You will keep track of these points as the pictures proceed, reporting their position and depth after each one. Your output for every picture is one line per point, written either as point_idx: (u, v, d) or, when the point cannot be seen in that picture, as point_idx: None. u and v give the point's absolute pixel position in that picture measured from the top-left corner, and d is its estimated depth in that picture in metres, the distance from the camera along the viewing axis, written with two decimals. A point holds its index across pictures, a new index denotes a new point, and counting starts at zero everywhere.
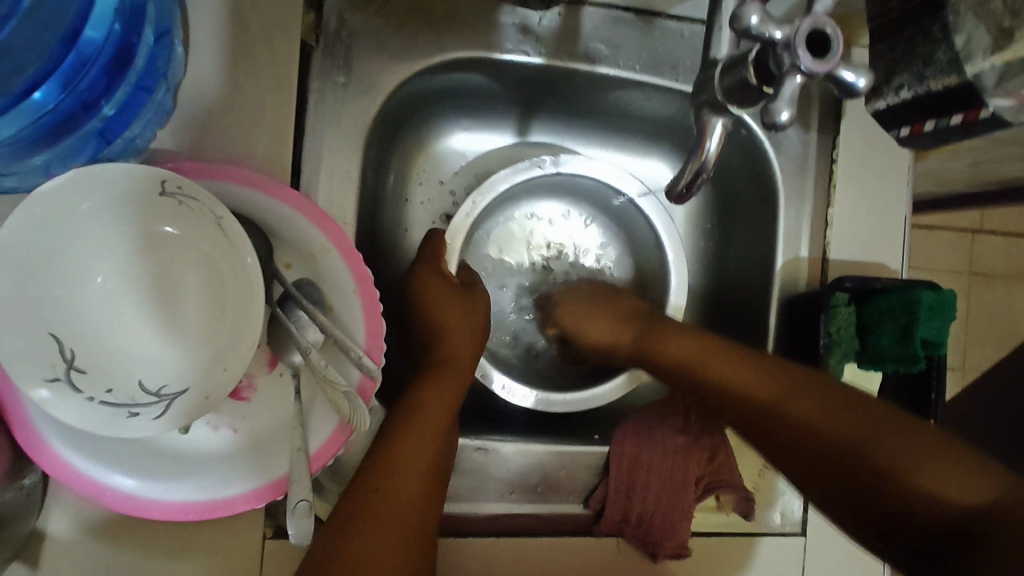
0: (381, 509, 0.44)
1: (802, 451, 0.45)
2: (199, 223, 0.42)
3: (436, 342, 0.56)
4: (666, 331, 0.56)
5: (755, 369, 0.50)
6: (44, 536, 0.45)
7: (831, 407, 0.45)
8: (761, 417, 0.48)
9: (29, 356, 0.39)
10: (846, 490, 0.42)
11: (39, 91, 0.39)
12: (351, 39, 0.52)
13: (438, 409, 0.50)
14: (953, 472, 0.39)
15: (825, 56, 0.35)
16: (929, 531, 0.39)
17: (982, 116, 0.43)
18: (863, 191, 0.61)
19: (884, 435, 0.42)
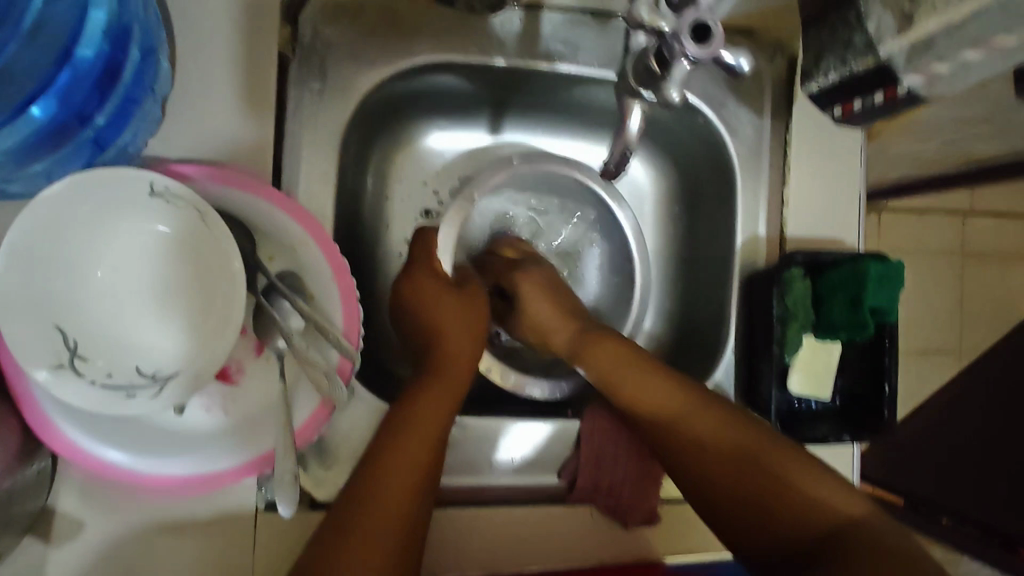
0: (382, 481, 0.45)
1: (712, 478, 0.49)
2: (184, 221, 0.47)
3: (432, 345, 0.56)
4: (595, 336, 0.59)
5: (662, 386, 0.53)
6: (55, 512, 0.49)
7: (735, 431, 0.50)
8: (676, 437, 0.51)
9: (36, 344, 0.43)
10: (731, 502, 0.48)
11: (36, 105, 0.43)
12: (325, 48, 0.55)
13: (443, 390, 0.52)
14: (822, 484, 0.46)
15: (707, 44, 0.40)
16: (809, 546, 0.44)
17: (900, 93, 0.44)
18: (816, 172, 0.64)
19: (770, 450, 0.48)
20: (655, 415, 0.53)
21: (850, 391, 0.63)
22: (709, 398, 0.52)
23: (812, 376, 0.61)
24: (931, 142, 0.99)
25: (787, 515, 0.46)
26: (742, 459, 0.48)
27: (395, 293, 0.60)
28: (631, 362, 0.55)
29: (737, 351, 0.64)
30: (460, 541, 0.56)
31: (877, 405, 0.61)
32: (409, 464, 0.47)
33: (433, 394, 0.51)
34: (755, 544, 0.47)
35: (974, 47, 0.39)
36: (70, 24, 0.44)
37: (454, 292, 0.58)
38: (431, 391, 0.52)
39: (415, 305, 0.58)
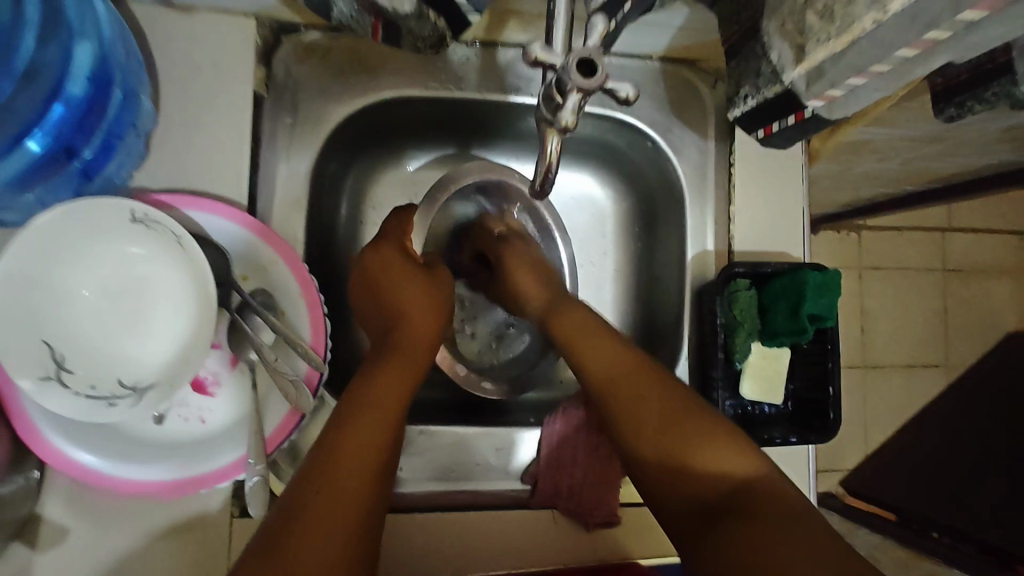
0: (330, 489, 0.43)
1: (639, 425, 0.50)
2: (164, 245, 0.51)
3: (394, 326, 0.58)
4: (564, 307, 0.62)
5: (608, 350, 0.56)
6: (40, 519, 0.52)
7: (667, 392, 0.51)
8: (610, 389, 0.53)
9: (26, 360, 0.47)
10: (650, 465, 0.49)
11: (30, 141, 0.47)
12: (296, 86, 0.61)
13: (389, 393, 0.50)
14: (731, 448, 0.47)
15: (593, 76, 0.37)
16: (716, 502, 0.45)
17: (807, 116, 0.49)
18: (760, 189, 0.69)
19: (692, 417, 0.49)
20: (599, 379, 0.54)
21: (802, 397, 0.65)
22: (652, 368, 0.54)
23: (763, 381, 0.63)
24: (890, 162, 1.03)
25: (700, 472, 0.46)
26: (671, 417, 0.50)
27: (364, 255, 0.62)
28: (591, 332, 0.58)
29: (691, 359, 0.68)
30: (427, 542, 0.59)
31: (824, 407, 0.64)
32: (371, 442, 0.47)
33: (382, 397, 0.49)
34: (669, 503, 0.47)
35: (860, 72, 0.41)
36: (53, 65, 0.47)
37: (421, 273, 0.62)
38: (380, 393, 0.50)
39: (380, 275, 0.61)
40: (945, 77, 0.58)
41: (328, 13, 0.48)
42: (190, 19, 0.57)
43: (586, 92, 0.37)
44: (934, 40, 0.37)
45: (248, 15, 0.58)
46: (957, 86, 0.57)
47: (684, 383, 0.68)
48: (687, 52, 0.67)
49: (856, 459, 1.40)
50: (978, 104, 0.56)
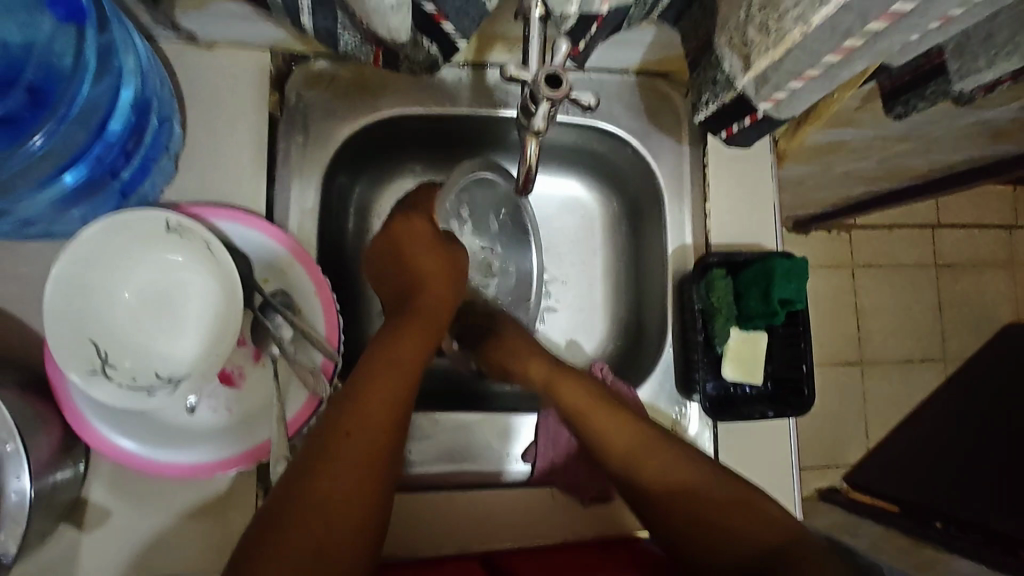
0: (308, 502, 0.46)
1: (671, 508, 0.56)
2: (194, 251, 0.57)
3: (411, 292, 0.64)
4: (561, 371, 0.67)
5: (618, 423, 0.61)
6: (87, 501, 0.58)
7: (686, 468, 0.57)
8: (629, 467, 0.59)
9: (76, 354, 0.53)
10: (682, 533, 0.55)
11: (69, 174, 0.53)
12: (307, 107, 0.67)
13: (381, 402, 0.52)
14: (767, 523, 0.53)
15: (559, 87, 0.44)
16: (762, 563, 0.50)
17: (760, 116, 0.55)
18: (732, 186, 0.74)
19: (732, 501, 0.55)
20: (615, 453, 0.60)
21: (778, 375, 0.71)
22: (658, 438, 0.59)
23: (743, 362, 0.68)
24: (867, 162, 1.09)
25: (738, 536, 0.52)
26: (701, 495, 0.55)
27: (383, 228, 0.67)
28: (593, 402, 0.63)
29: (675, 344, 0.74)
30: (438, 517, 0.64)
31: (800, 383, 0.69)
32: (383, 410, 0.52)
33: (369, 407, 0.51)
34: (703, 568, 0.53)
35: (798, 76, 0.47)
36: (99, 102, 0.53)
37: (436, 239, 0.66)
38: (370, 402, 0.52)
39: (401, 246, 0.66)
40: (892, 79, 0.64)
41: (335, 45, 0.54)
42: (212, 52, 0.65)
43: (552, 101, 0.44)
44: (852, 47, 0.43)
45: (263, 47, 0.66)
46: (902, 87, 0.63)
47: (670, 368, 0.73)
48: (660, 65, 0.73)
49: (856, 452, 1.43)
50: (920, 102, 0.62)
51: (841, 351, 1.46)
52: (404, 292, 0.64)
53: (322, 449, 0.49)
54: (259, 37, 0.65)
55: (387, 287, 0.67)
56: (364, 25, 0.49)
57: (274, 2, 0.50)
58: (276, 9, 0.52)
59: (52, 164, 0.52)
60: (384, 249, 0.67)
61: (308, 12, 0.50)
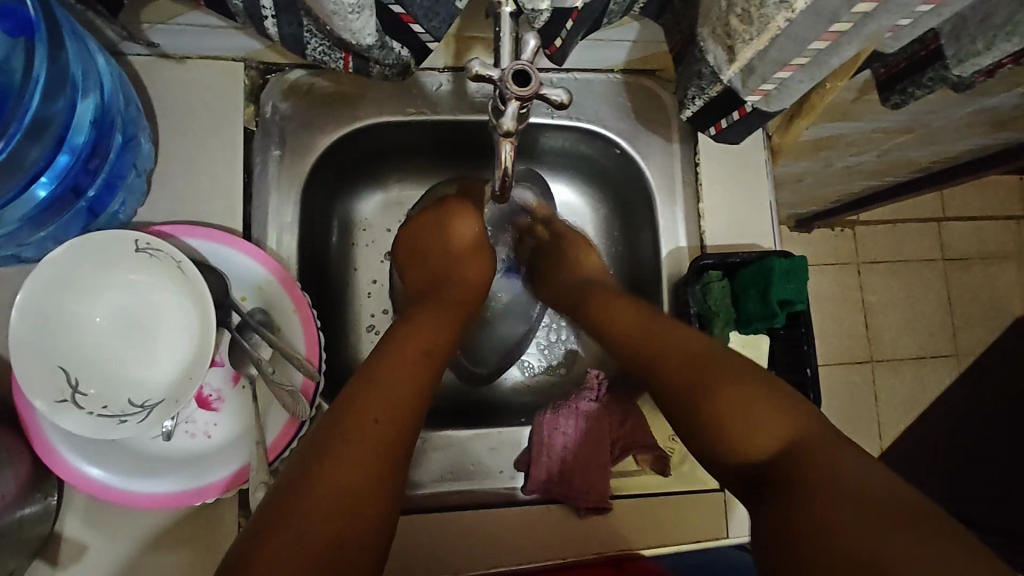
0: (321, 491, 0.42)
1: (671, 371, 0.53)
2: (166, 271, 0.55)
3: (448, 283, 0.67)
4: (603, 298, 0.66)
5: (661, 336, 0.57)
6: (61, 538, 0.56)
7: (701, 355, 0.53)
8: (657, 365, 0.55)
9: (43, 383, 0.51)
10: (677, 389, 0.52)
11: (40, 184, 0.51)
12: (283, 120, 0.66)
13: (397, 393, 0.50)
14: (773, 410, 0.46)
15: (527, 85, 0.42)
16: (760, 453, 0.45)
17: (749, 110, 0.53)
18: (727, 184, 0.71)
19: (732, 382, 0.49)
20: (649, 345, 0.57)
21: (783, 380, 0.67)
22: (690, 337, 0.56)
23: None
24: (868, 155, 1.06)
25: (719, 407, 0.48)
26: (700, 381, 0.51)
27: (423, 216, 0.72)
28: (638, 319, 0.60)
29: None
30: (430, 541, 0.62)
31: (806, 389, 0.66)
32: (383, 418, 0.48)
33: (383, 398, 0.49)
34: (706, 449, 0.49)
35: (784, 66, 0.45)
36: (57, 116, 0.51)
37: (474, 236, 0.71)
38: (385, 394, 0.49)
39: (446, 236, 0.70)
40: (887, 68, 0.61)
41: (303, 52, 0.52)
42: (183, 66, 0.63)
43: (522, 101, 0.42)
44: (839, 31, 0.41)
45: (235, 59, 0.64)
46: (897, 75, 0.60)
47: None
48: (647, 62, 0.71)
49: (868, 453, 1.39)
50: (918, 90, 0.60)
51: (849, 350, 1.42)
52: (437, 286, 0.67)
53: (330, 438, 0.46)
54: (231, 49, 0.63)
55: (419, 276, 0.70)
56: (328, 29, 0.47)
57: (236, 9, 0.48)
58: (239, 17, 0.50)
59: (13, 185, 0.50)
60: (419, 242, 0.72)
61: (271, 18, 0.48)
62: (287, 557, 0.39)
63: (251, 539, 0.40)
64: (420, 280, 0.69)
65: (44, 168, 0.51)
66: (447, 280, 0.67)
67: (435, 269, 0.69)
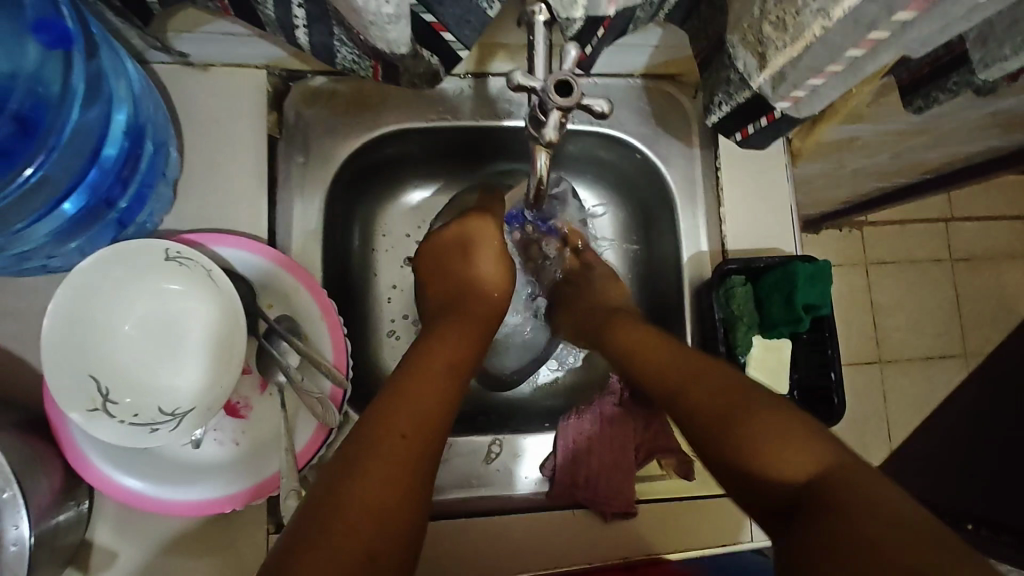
0: (349, 510, 0.41)
1: (698, 392, 0.53)
2: (195, 279, 0.55)
3: (467, 295, 0.65)
4: (620, 323, 0.67)
5: (687, 368, 0.56)
6: (92, 546, 0.56)
7: (725, 388, 0.52)
8: (680, 391, 0.54)
9: (76, 392, 0.51)
10: (702, 410, 0.51)
11: (69, 202, 0.51)
12: (307, 127, 0.66)
13: (424, 412, 0.49)
14: (805, 444, 0.44)
15: (570, 95, 0.42)
16: (787, 490, 0.43)
17: (777, 116, 0.53)
18: (747, 187, 0.72)
19: (762, 413, 0.48)
20: (667, 381, 0.56)
21: (806, 385, 0.67)
22: (709, 367, 0.55)
23: (768, 371, 0.66)
24: (880, 156, 1.06)
25: (749, 441, 0.46)
26: (725, 407, 0.50)
27: (443, 230, 0.69)
28: (645, 344, 0.62)
29: (696, 355, 0.70)
30: (455, 546, 0.62)
31: (830, 393, 0.66)
32: (410, 430, 0.47)
33: (410, 415, 0.48)
34: (723, 473, 0.48)
35: (818, 73, 0.45)
36: (92, 128, 0.51)
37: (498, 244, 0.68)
38: (411, 406, 0.49)
39: (468, 246, 0.67)
40: (910, 72, 0.62)
41: (332, 60, 0.53)
42: (208, 74, 0.63)
43: (563, 111, 0.42)
44: (877, 39, 0.41)
45: (259, 66, 0.64)
46: (921, 80, 0.60)
47: None
48: (667, 67, 0.71)
49: (880, 454, 1.39)
50: (943, 94, 0.60)
51: (859, 351, 1.43)
52: (456, 299, 0.65)
53: (359, 450, 0.45)
54: (255, 56, 0.63)
55: (437, 288, 0.68)
56: (362, 39, 0.47)
57: (267, 18, 0.48)
58: (270, 26, 0.50)
59: (48, 196, 0.50)
60: (439, 250, 0.69)
61: (303, 27, 0.48)
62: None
63: (279, 558, 0.39)
64: (439, 293, 0.67)
65: (79, 181, 0.51)
66: (467, 293, 0.65)
67: (454, 282, 0.67)
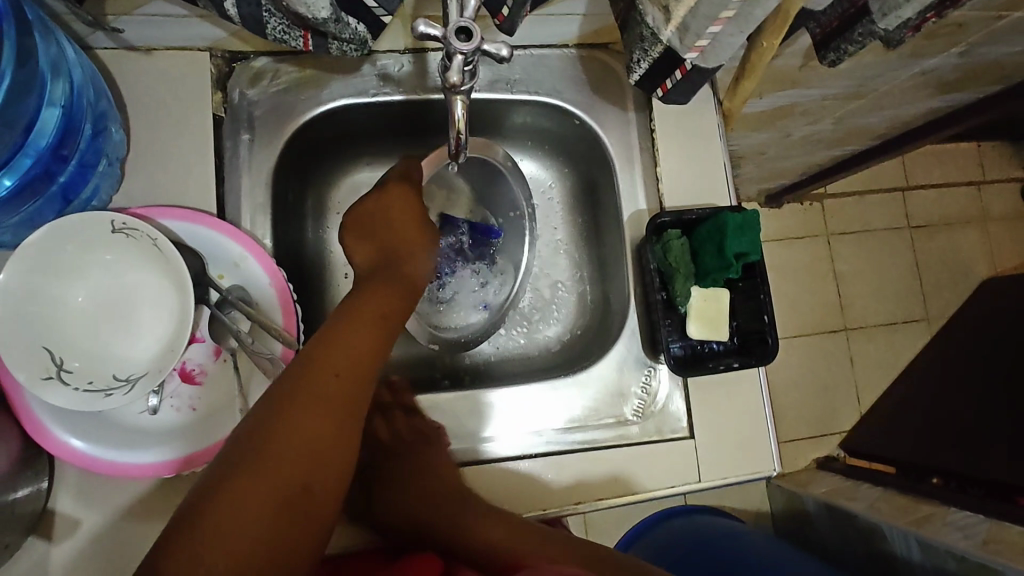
0: (276, 452, 0.45)
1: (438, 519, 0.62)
2: (143, 249, 0.57)
3: (389, 261, 0.61)
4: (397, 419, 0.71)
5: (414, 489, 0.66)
6: (54, 514, 0.57)
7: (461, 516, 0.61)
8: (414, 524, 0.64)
9: (28, 362, 0.53)
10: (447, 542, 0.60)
11: (5, 176, 0.54)
12: (252, 106, 0.68)
13: (359, 353, 0.52)
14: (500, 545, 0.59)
15: (472, 40, 0.45)
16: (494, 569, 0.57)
17: (689, 68, 0.57)
18: (681, 147, 0.75)
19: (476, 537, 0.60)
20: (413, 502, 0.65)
21: (744, 330, 0.70)
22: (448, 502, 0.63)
23: (707, 321, 0.68)
24: (824, 123, 1.09)
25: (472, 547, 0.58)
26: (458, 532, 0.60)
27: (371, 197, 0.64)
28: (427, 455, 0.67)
29: (639, 310, 0.74)
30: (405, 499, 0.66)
31: (764, 334, 0.69)
32: (340, 374, 0.49)
33: (343, 357, 0.50)
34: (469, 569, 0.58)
35: (714, 20, 0.48)
36: (28, 107, 0.53)
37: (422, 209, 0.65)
38: (343, 350, 0.51)
39: (392, 214, 0.64)
40: (822, 27, 0.65)
41: (263, 31, 0.55)
42: (150, 58, 0.65)
43: (466, 55, 0.46)
44: None
45: (201, 49, 0.66)
46: (832, 34, 0.64)
47: (635, 332, 0.74)
48: (599, 36, 0.75)
49: (845, 415, 1.44)
50: (851, 46, 0.63)
51: (822, 318, 1.47)
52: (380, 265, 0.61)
53: (292, 393, 0.47)
54: (196, 38, 0.65)
55: (362, 253, 0.62)
56: (285, 6, 0.49)
57: None
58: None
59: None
60: (365, 219, 0.63)
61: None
62: (244, 509, 0.42)
63: (209, 486, 0.43)
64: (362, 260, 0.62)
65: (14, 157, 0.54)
66: (395, 260, 0.62)
67: (381, 249, 0.63)
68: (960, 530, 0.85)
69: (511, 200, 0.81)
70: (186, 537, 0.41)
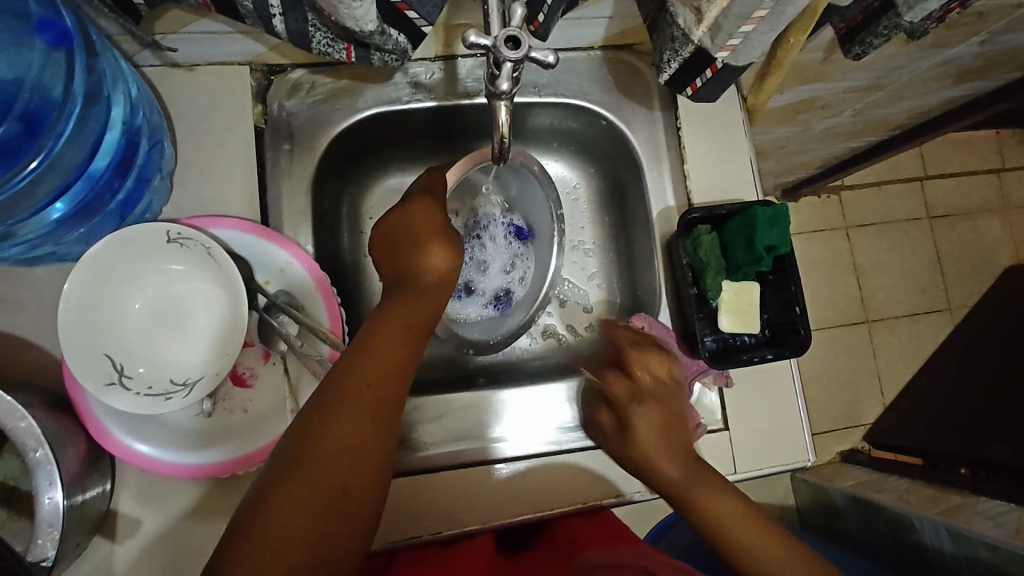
0: (315, 462, 0.46)
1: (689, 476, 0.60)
2: (197, 256, 0.60)
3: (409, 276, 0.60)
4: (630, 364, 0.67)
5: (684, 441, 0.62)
6: (117, 514, 0.60)
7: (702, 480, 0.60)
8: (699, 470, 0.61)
9: (92, 368, 0.55)
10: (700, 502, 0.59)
11: (66, 198, 0.56)
12: (290, 117, 0.70)
13: (388, 363, 0.52)
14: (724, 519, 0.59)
15: (518, 48, 0.47)
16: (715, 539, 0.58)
17: (720, 66, 0.58)
18: (708, 144, 0.76)
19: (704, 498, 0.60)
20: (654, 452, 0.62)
21: (775, 322, 0.72)
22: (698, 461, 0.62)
23: (737, 312, 0.70)
24: (844, 116, 1.10)
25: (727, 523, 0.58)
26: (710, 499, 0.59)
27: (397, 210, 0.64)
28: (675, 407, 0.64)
29: (671, 305, 0.75)
30: (449, 495, 0.67)
31: (796, 325, 0.70)
32: (373, 383, 0.50)
33: (375, 366, 0.51)
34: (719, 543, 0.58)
35: (748, 19, 0.49)
36: (90, 129, 0.56)
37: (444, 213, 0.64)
38: (374, 360, 0.51)
39: (414, 227, 0.62)
40: (845, 22, 0.66)
41: (308, 45, 0.57)
42: (193, 74, 0.67)
43: (513, 63, 0.47)
44: None
45: (240, 63, 0.68)
46: (856, 28, 0.65)
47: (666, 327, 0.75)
48: (623, 38, 0.76)
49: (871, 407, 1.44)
50: (875, 39, 0.64)
51: (845, 311, 1.47)
52: (400, 280, 0.60)
53: (329, 404, 0.49)
54: (236, 53, 0.67)
55: (387, 268, 0.63)
56: (332, 20, 0.51)
57: (245, 10, 0.53)
58: (248, 17, 0.54)
59: (47, 191, 0.55)
60: (391, 233, 0.63)
61: (278, 16, 0.53)
62: (288, 517, 0.44)
63: (258, 494, 0.46)
64: (388, 268, 0.62)
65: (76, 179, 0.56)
66: (415, 274, 0.60)
67: (401, 264, 0.61)
68: (992, 518, 0.84)
69: (536, 205, 0.81)
70: (236, 546, 0.43)
